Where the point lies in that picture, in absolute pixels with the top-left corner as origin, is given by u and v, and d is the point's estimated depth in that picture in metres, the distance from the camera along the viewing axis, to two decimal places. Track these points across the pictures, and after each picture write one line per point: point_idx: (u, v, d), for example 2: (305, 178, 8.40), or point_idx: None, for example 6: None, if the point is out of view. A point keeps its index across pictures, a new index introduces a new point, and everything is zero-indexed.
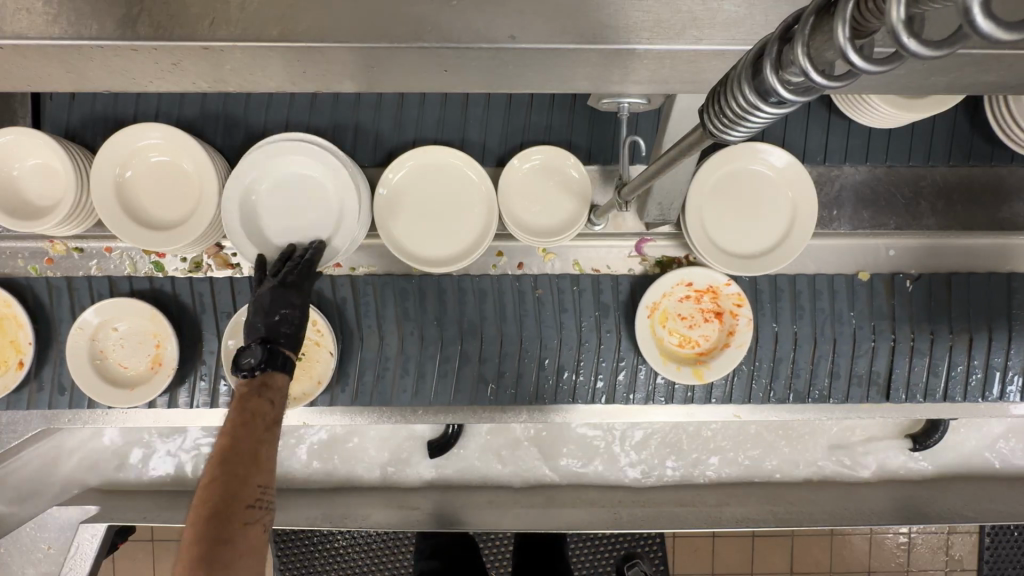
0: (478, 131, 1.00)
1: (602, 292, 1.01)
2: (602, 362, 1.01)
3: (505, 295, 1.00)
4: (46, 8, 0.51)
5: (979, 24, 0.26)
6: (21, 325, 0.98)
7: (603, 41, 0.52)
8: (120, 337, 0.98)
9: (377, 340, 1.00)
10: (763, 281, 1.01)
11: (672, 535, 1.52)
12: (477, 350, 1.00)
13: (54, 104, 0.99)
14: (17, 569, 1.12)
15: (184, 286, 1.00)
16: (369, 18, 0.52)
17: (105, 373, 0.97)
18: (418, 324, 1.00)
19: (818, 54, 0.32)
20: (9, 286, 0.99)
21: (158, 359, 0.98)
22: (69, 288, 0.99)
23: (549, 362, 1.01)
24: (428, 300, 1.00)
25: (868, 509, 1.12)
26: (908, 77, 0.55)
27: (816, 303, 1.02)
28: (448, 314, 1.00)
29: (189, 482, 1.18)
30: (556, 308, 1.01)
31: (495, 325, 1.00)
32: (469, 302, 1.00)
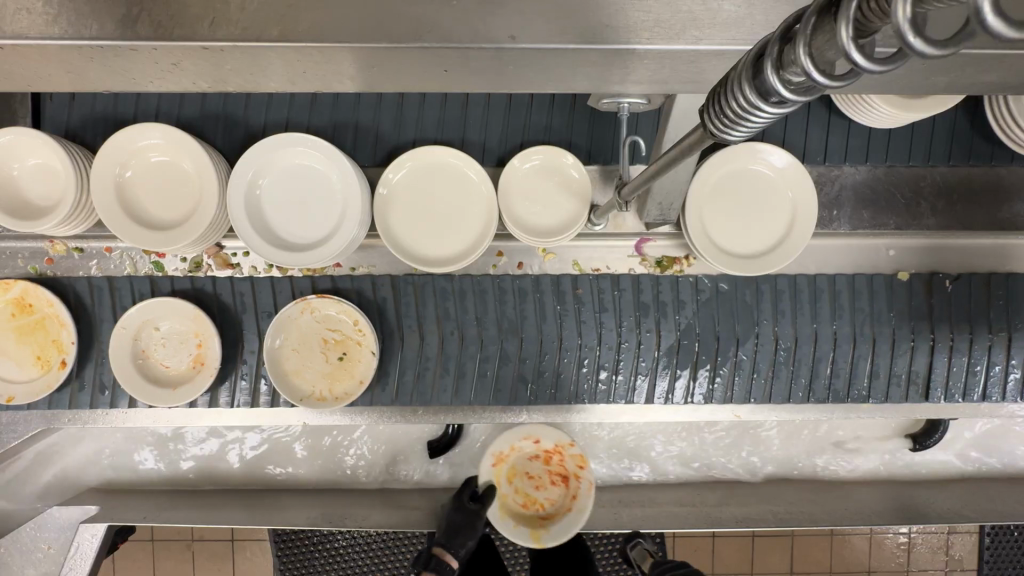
0: (478, 131, 1.00)
1: (641, 293, 1.01)
2: (640, 362, 1.01)
3: (544, 295, 1.00)
4: (46, 8, 0.51)
5: (990, 23, 0.25)
6: (64, 324, 0.98)
7: (602, 41, 0.52)
8: (161, 337, 0.98)
9: (417, 339, 1.00)
10: (784, 281, 1.01)
11: (672, 535, 1.52)
12: (517, 350, 1.00)
13: (55, 104, 0.99)
14: (18, 569, 1.11)
15: (190, 286, 0.99)
16: (369, 18, 0.52)
17: (147, 373, 0.97)
18: (458, 325, 1.00)
19: (819, 54, 0.32)
20: (51, 285, 0.99)
21: (199, 359, 0.98)
22: (110, 287, 0.99)
23: (589, 363, 1.01)
24: (470, 299, 1.00)
25: (868, 509, 1.12)
26: (908, 77, 0.55)
27: (854, 303, 1.01)
28: (488, 314, 1.00)
29: (192, 481, 1.19)
30: (596, 308, 1.00)
31: (535, 326, 1.00)
32: (509, 301, 1.00)
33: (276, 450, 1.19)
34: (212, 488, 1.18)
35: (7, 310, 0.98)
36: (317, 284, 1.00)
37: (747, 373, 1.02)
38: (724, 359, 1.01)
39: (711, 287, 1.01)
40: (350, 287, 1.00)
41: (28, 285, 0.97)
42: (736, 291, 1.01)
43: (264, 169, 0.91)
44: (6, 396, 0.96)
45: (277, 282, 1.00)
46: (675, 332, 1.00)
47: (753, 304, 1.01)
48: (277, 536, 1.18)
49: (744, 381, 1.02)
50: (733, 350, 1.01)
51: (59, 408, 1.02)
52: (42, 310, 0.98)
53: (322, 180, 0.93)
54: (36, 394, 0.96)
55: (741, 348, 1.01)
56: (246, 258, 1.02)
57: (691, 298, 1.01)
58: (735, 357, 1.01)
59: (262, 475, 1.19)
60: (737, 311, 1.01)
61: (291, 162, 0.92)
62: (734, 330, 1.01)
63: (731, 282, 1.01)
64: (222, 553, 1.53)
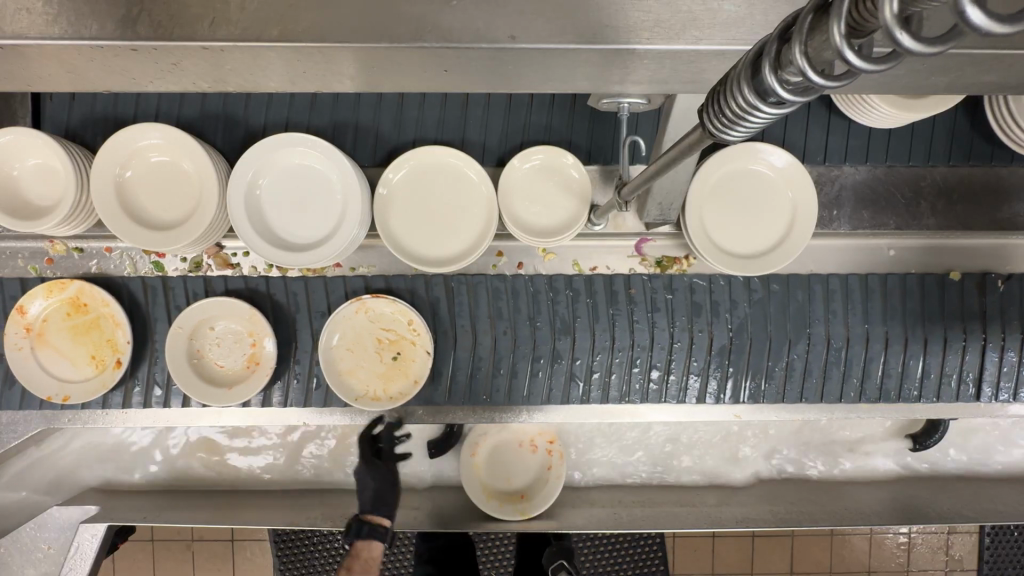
0: (477, 131, 1.00)
1: (694, 293, 1.00)
2: (693, 362, 1.01)
3: (597, 294, 1.00)
4: (46, 8, 0.51)
5: (970, 14, 0.25)
6: (118, 324, 0.97)
7: (602, 41, 0.52)
8: (216, 337, 0.98)
9: (470, 339, 0.99)
10: (835, 279, 1.02)
11: (672, 535, 1.53)
12: (570, 348, 1.00)
13: (55, 104, 0.99)
14: (17, 569, 1.09)
15: (239, 286, 0.99)
16: (368, 17, 0.52)
17: (202, 373, 0.97)
18: (511, 325, 0.99)
19: (817, 54, 0.32)
20: (106, 286, 0.99)
21: (255, 359, 0.98)
22: (165, 287, 0.99)
23: (641, 363, 1.01)
24: (523, 300, 1.00)
25: (868, 509, 1.12)
26: (908, 77, 0.55)
27: (906, 303, 1.01)
28: (541, 315, 1.00)
29: (193, 481, 1.19)
30: (649, 308, 1.00)
31: (588, 325, 0.99)
32: (561, 302, 1.00)
33: (279, 449, 1.19)
34: (211, 489, 1.18)
35: (63, 309, 0.98)
36: (370, 284, 1.00)
37: (798, 375, 1.02)
38: (778, 360, 1.01)
39: (763, 287, 1.01)
40: (404, 287, 1.00)
41: (83, 285, 0.97)
42: (788, 291, 1.01)
43: (264, 169, 0.91)
44: (63, 396, 0.96)
45: (329, 282, 1.00)
46: (728, 332, 1.00)
47: (805, 305, 1.01)
48: (277, 536, 1.18)
49: (796, 383, 1.02)
50: (785, 351, 1.01)
51: (57, 408, 1.02)
52: (97, 310, 0.98)
53: (321, 180, 0.93)
54: (92, 394, 0.96)
55: (793, 349, 1.01)
56: (246, 258, 1.02)
57: (744, 298, 1.00)
58: (787, 359, 1.01)
59: (264, 475, 1.19)
60: (790, 311, 1.01)
61: (291, 161, 0.92)
62: (786, 330, 1.01)
63: (783, 283, 1.01)
64: (222, 553, 1.53)
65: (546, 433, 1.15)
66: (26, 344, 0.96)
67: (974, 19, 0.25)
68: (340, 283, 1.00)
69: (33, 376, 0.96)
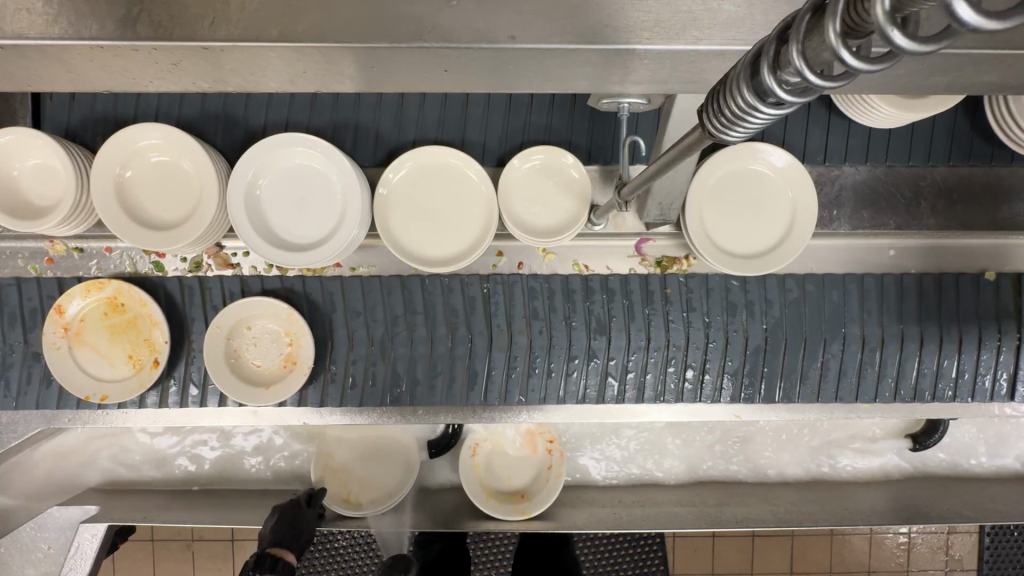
0: (477, 131, 1.00)
1: (729, 293, 1.00)
2: (728, 363, 1.01)
3: (632, 295, 1.00)
4: (46, 8, 0.51)
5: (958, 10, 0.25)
6: (156, 324, 0.96)
7: (602, 41, 0.52)
8: (254, 337, 0.98)
9: (505, 339, 0.99)
10: (870, 279, 1.01)
11: (672, 535, 1.53)
12: (605, 347, 0.99)
13: (55, 104, 0.99)
14: (17, 569, 1.12)
15: (276, 286, 0.99)
16: (368, 17, 0.52)
17: (239, 373, 0.97)
18: (547, 324, 0.99)
19: (815, 55, 0.32)
20: (143, 285, 0.98)
21: (292, 358, 0.98)
22: (202, 287, 0.99)
23: (676, 363, 1.00)
24: (558, 300, 0.99)
25: (867, 509, 1.12)
26: (906, 77, 0.55)
27: (942, 302, 1.01)
28: (576, 315, 0.99)
29: (195, 481, 1.19)
30: (684, 307, 1.00)
31: (623, 325, 0.99)
32: (597, 301, 0.99)
33: (278, 448, 1.20)
34: (212, 489, 1.18)
35: (100, 309, 0.98)
36: (407, 284, 0.99)
37: (834, 376, 1.01)
38: (812, 360, 1.01)
39: (797, 287, 1.01)
40: (440, 284, 0.99)
41: (120, 285, 0.97)
42: (823, 292, 1.01)
43: (264, 169, 0.91)
44: (100, 396, 0.96)
45: (366, 282, 0.99)
46: (764, 331, 1.00)
47: (841, 305, 1.01)
48: None
49: (831, 383, 1.02)
50: (820, 351, 1.01)
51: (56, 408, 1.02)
52: (134, 309, 0.98)
53: (321, 180, 0.93)
54: (128, 394, 0.96)
55: (829, 348, 1.00)
56: (246, 258, 1.02)
57: (779, 297, 1.00)
58: (822, 359, 1.01)
59: (265, 474, 1.20)
60: (827, 312, 1.00)
61: (291, 161, 0.92)
62: (821, 331, 1.00)
63: (818, 284, 1.01)
64: (222, 553, 1.53)
65: (545, 433, 1.16)
66: (64, 343, 0.96)
67: (963, 15, 0.25)
68: (376, 283, 0.99)
69: (71, 376, 0.95)
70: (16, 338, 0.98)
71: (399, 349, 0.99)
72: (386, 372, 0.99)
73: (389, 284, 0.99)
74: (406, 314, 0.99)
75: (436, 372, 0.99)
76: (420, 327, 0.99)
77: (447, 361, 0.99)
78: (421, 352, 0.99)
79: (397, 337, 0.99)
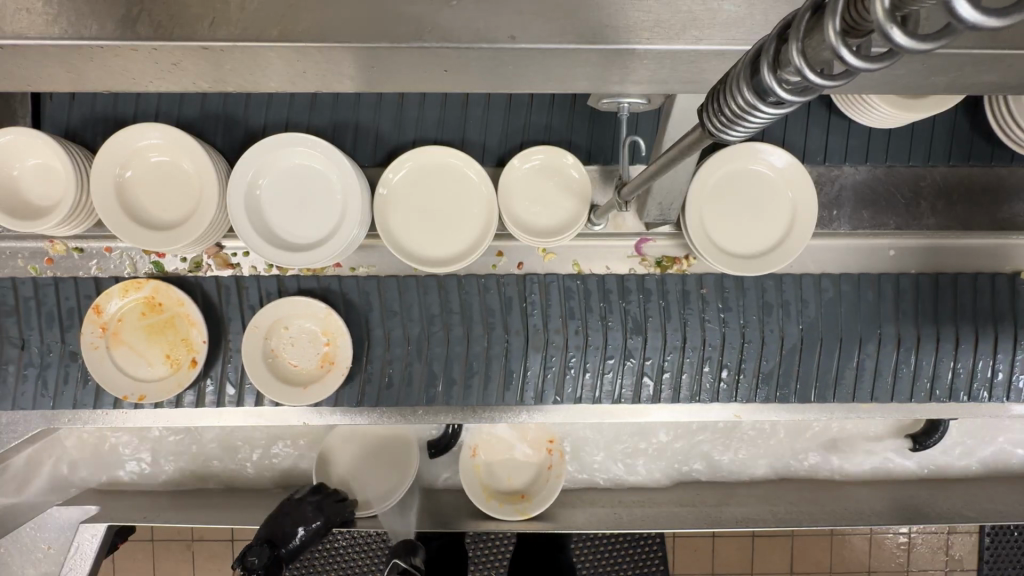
0: (477, 130, 1.00)
1: (765, 293, 1.01)
2: (763, 363, 1.01)
3: (669, 295, 1.00)
4: (46, 8, 0.51)
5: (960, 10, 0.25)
6: (194, 323, 0.96)
7: (601, 41, 0.52)
8: (291, 337, 0.98)
9: (542, 339, 0.99)
10: (906, 279, 1.01)
11: (672, 536, 1.53)
12: (641, 347, 1.00)
13: (55, 104, 0.99)
14: (17, 569, 1.13)
15: (313, 285, 0.99)
16: (367, 18, 0.53)
17: (277, 373, 0.97)
18: (583, 324, 0.99)
19: (815, 55, 0.32)
20: (180, 285, 0.98)
21: (329, 358, 0.97)
22: (238, 286, 0.99)
23: (712, 363, 1.01)
24: (595, 300, 0.99)
25: (867, 509, 1.12)
26: (906, 77, 0.55)
27: (978, 303, 1.01)
28: (613, 314, 0.99)
29: (197, 481, 1.19)
30: (720, 307, 1.00)
31: (659, 325, 1.00)
32: (633, 300, 1.00)
33: (278, 448, 1.20)
34: (212, 490, 1.18)
35: (138, 309, 0.98)
36: (444, 284, 0.99)
37: (869, 375, 1.02)
38: (847, 361, 1.01)
39: (832, 287, 1.01)
40: (477, 285, 0.99)
41: (158, 285, 0.97)
42: (859, 291, 1.01)
43: (264, 169, 0.91)
44: (138, 396, 0.96)
45: (403, 282, 0.99)
46: (799, 331, 1.00)
47: (876, 306, 1.01)
48: None
49: (867, 382, 1.02)
50: (855, 352, 1.01)
51: (56, 408, 1.01)
52: (171, 309, 0.97)
53: (321, 180, 0.93)
54: (167, 392, 0.95)
55: (864, 349, 1.01)
56: (246, 258, 1.02)
57: (815, 296, 1.01)
58: (857, 359, 1.01)
59: (267, 474, 1.20)
60: (862, 313, 1.01)
61: (291, 161, 0.92)
62: (857, 330, 1.01)
63: (853, 283, 1.01)
64: (222, 553, 1.53)
65: (545, 433, 1.16)
66: (102, 343, 0.96)
67: (964, 13, 0.25)
68: (413, 282, 0.99)
69: (110, 377, 0.95)
70: (17, 338, 0.97)
71: (436, 349, 0.99)
72: (422, 372, 0.99)
73: (427, 283, 0.99)
74: (443, 314, 0.99)
75: (472, 373, 0.99)
76: (457, 326, 0.99)
77: (483, 361, 0.99)
78: (458, 352, 0.99)
79: (434, 337, 0.99)
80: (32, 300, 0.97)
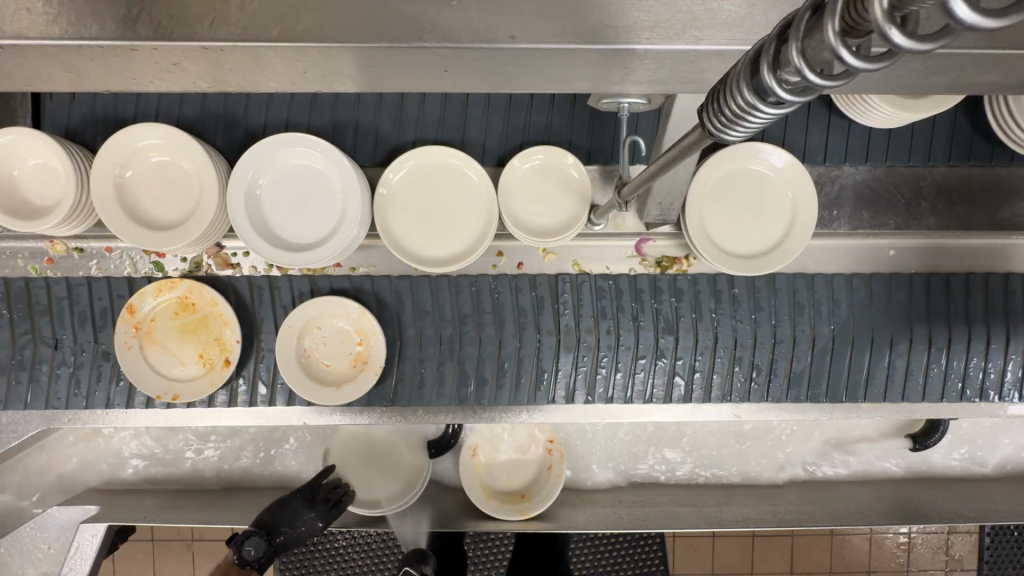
0: (477, 130, 1.00)
1: (797, 293, 1.01)
2: (795, 363, 1.01)
3: (701, 294, 1.00)
4: (46, 8, 0.51)
5: (958, 11, 0.25)
6: (227, 323, 0.97)
7: (601, 41, 0.52)
8: (324, 337, 0.98)
9: (574, 338, 0.99)
10: (937, 279, 1.01)
11: (672, 535, 1.53)
12: (673, 346, 1.00)
13: (55, 104, 0.99)
14: (17, 569, 1.14)
15: (344, 285, 0.99)
16: (367, 17, 0.52)
17: (310, 373, 0.97)
18: (614, 324, 0.99)
19: (815, 55, 0.32)
20: (213, 285, 0.98)
21: (362, 358, 0.98)
22: (271, 286, 0.99)
23: (743, 363, 1.01)
24: (626, 300, 1.00)
25: (867, 509, 1.12)
26: (906, 77, 0.55)
27: (1009, 304, 1.01)
28: (645, 313, 1.00)
29: (199, 481, 1.19)
30: (752, 307, 1.00)
31: (691, 325, 1.00)
32: (666, 300, 1.00)
33: (278, 448, 1.20)
34: (214, 490, 1.18)
35: (171, 309, 0.98)
36: (476, 283, 1.00)
37: (900, 377, 1.02)
38: (878, 361, 1.01)
39: (864, 287, 1.01)
40: (510, 284, 1.00)
41: (192, 284, 0.97)
42: (890, 292, 1.01)
43: (264, 169, 0.91)
44: (171, 395, 0.96)
45: (435, 282, 0.99)
46: (831, 331, 1.00)
47: (906, 305, 1.01)
48: None
49: (898, 383, 1.02)
50: (886, 354, 1.01)
51: (55, 408, 1.01)
52: (204, 309, 0.98)
53: (321, 180, 0.93)
54: (201, 392, 0.96)
55: (894, 349, 1.01)
56: (246, 258, 1.02)
57: (846, 295, 1.01)
58: (888, 360, 1.01)
59: (269, 475, 1.20)
60: (888, 314, 1.01)
61: (291, 161, 0.92)
62: (889, 330, 1.01)
63: (884, 283, 1.01)
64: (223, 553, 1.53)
65: (545, 433, 1.16)
66: (135, 343, 0.95)
67: (962, 13, 0.25)
68: (445, 283, 0.99)
69: (144, 376, 0.95)
70: (18, 338, 0.98)
71: (468, 349, 0.99)
72: (454, 371, 0.99)
73: (458, 283, 0.99)
74: (475, 313, 0.99)
75: (504, 373, 1.00)
76: (488, 326, 0.99)
77: (515, 361, 0.99)
78: (490, 352, 0.99)
79: (466, 336, 0.99)
80: (65, 300, 0.98)
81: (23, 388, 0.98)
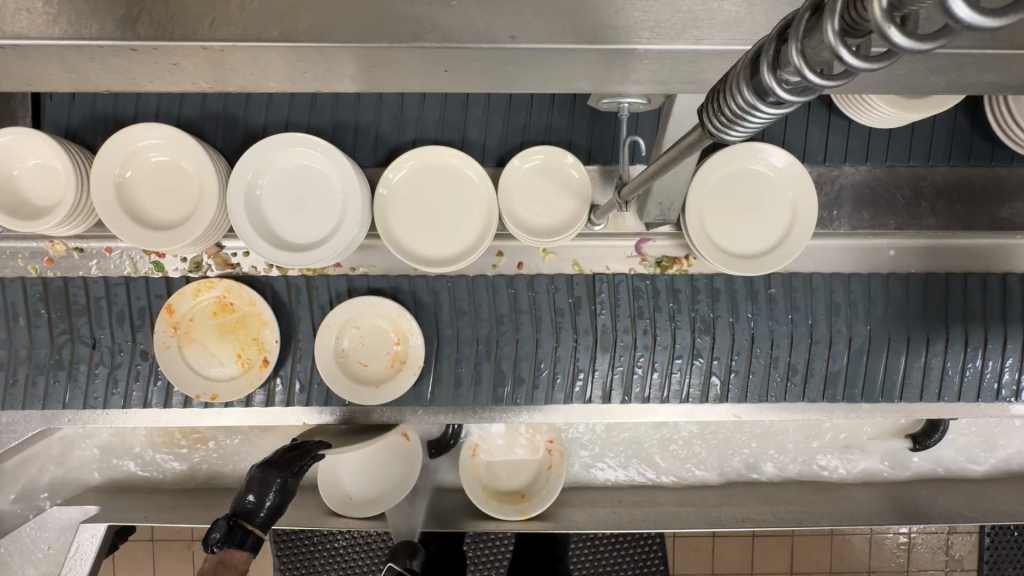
0: (476, 130, 1.00)
1: (833, 293, 1.01)
2: (831, 364, 1.01)
3: (738, 295, 1.00)
4: (46, 8, 0.51)
5: (955, 8, 0.25)
6: (266, 322, 0.97)
7: (601, 41, 0.52)
8: (361, 337, 0.98)
9: (611, 339, 0.99)
10: (974, 277, 1.01)
11: (672, 535, 1.53)
12: (709, 346, 1.00)
13: (54, 104, 0.99)
14: (17, 569, 1.13)
15: (353, 286, 0.99)
16: (366, 17, 0.52)
17: (347, 372, 0.97)
18: (651, 324, 1.00)
19: (814, 55, 0.32)
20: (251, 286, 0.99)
21: (400, 358, 0.98)
22: (308, 287, 1.00)
23: (780, 365, 1.01)
24: (663, 299, 1.00)
25: (867, 509, 1.11)
26: (907, 76, 0.55)
27: None
28: (681, 312, 1.00)
29: (200, 481, 1.20)
30: (789, 307, 1.00)
31: (728, 325, 1.00)
32: (702, 301, 1.00)
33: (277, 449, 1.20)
34: (216, 490, 1.18)
35: (209, 309, 0.98)
36: (513, 283, 1.00)
37: (937, 376, 1.02)
38: (914, 360, 1.02)
39: (901, 286, 1.01)
40: (547, 286, 1.00)
41: (231, 284, 0.97)
42: (928, 291, 1.01)
43: (264, 169, 0.91)
44: (210, 394, 0.96)
45: (471, 282, 1.00)
46: (867, 332, 1.01)
47: (944, 304, 1.01)
48: (277, 535, 1.17)
49: (933, 381, 1.03)
50: (922, 354, 1.01)
51: (55, 408, 1.01)
52: (242, 309, 0.98)
53: (321, 180, 0.93)
54: (240, 391, 0.96)
55: (931, 350, 1.01)
56: (246, 258, 1.02)
57: (882, 293, 1.01)
58: (924, 360, 1.02)
59: None
60: (905, 314, 1.01)
61: (291, 161, 0.92)
62: (926, 330, 1.01)
63: (921, 281, 1.01)
64: None
65: (545, 433, 1.16)
66: (174, 343, 0.95)
67: (958, 11, 0.25)
68: (482, 283, 1.00)
69: (182, 376, 0.95)
70: (22, 336, 0.98)
71: (505, 349, 0.99)
72: (491, 371, 1.00)
73: (495, 283, 1.00)
74: (512, 313, 0.99)
75: (540, 373, 1.00)
76: (525, 326, 0.99)
77: (551, 361, 1.00)
78: (526, 352, 0.99)
79: (503, 337, 0.99)
80: (103, 300, 0.98)
81: (62, 388, 0.99)
